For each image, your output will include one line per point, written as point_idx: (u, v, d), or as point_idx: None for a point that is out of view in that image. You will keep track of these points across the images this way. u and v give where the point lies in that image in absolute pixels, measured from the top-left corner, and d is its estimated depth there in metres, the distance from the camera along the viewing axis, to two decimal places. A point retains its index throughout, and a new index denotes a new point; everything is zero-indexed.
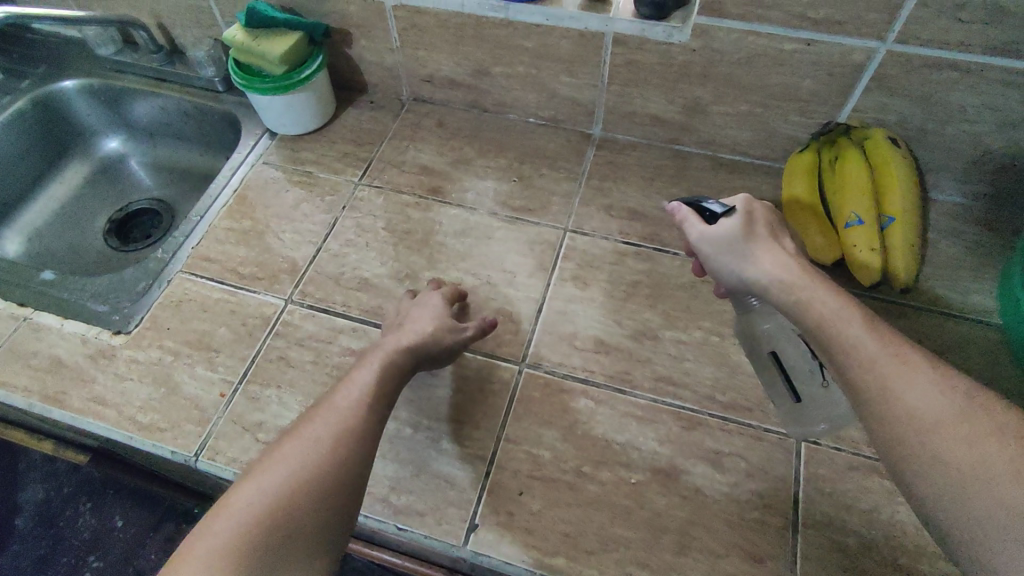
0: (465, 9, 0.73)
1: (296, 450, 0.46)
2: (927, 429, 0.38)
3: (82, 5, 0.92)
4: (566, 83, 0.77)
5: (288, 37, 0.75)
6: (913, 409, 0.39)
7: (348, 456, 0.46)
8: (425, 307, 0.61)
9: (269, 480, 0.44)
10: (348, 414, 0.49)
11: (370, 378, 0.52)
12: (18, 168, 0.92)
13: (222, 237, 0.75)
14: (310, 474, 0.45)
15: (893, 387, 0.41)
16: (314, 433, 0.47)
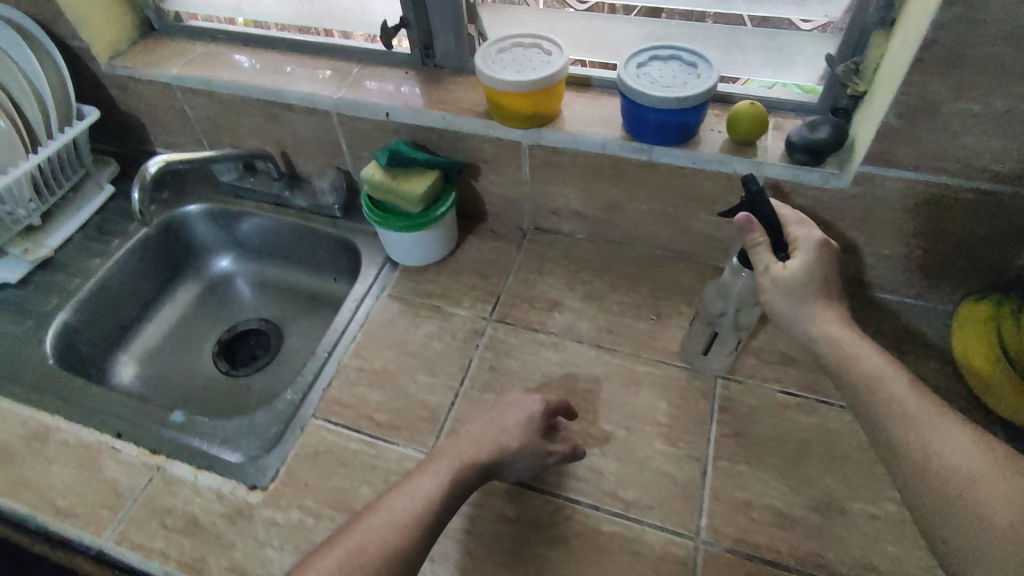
0: (606, 150, 0.72)
1: (349, 546, 0.49)
2: (967, 486, 0.44)
3: (210, 136, 0.96)
4: (704, 220, 0.75)
5: (427, 177, 0.75)
6: (952, 465, 0.45)
7: (395, 546, 0.49)
8: (517, 410, 0.61)
9: (329, 559, 0.48)
10: (404, 514, 0.51)
11: (431, 493, 0.53)
12: (137, 291, 0.93)
13: (354, 378, 0.72)
14: (397, 561, 0.49)
15: (933, 443, 0.47)
16: (372, 525, 0.51)
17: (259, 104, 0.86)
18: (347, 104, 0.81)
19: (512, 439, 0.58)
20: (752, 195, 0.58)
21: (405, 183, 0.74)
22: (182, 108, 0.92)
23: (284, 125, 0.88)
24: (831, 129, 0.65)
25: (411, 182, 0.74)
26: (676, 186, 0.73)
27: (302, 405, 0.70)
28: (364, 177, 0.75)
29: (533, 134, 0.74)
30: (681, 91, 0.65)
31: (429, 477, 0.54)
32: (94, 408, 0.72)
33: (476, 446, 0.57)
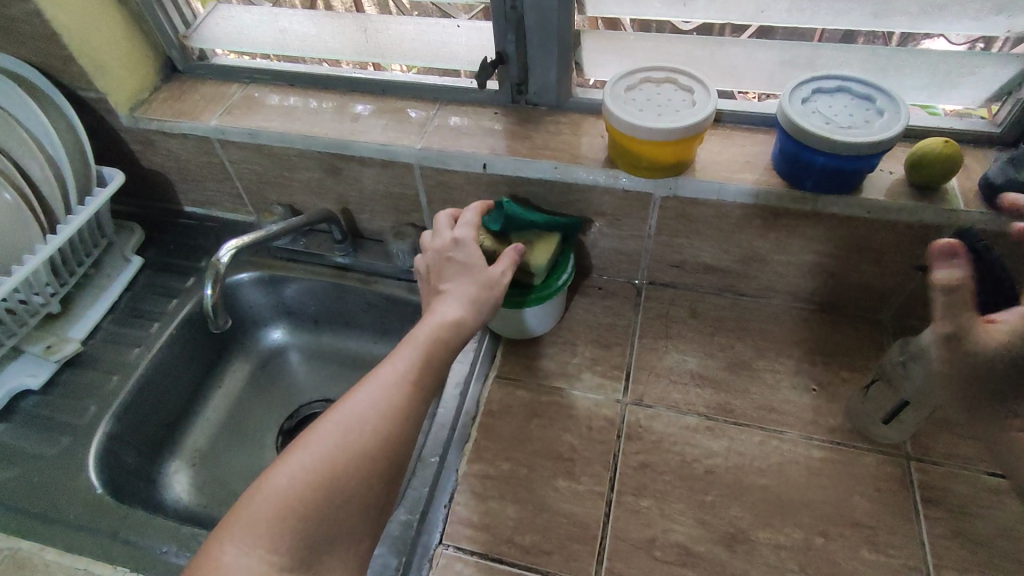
0: (760, 199, 0.62)
1: (334, 422, 0.48)
2: None
3: (254, 192, 0.83)
4: (866, 271, 0.65)
5: (546, 242, 0.65)
6: None
7: (344, 467, 0.47)
8: (454, 262, 0.59)
9: (311, 451, 0.47)
10: (438, 347, 0.54)
11: (423, 342, 0.54)
12: (182, 379, 0.79)
13: (480, 488, 0.61)
14: (357, 468, 0.47)
15: None
16: (360, 408, 0.49)
17: (320, 158, 0.74)
18: (433, 155, 0.69)
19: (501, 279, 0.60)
20: (981, 249, 0.54)
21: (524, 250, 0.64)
22: (222, 162, 0.79)
23: (350, 179, 0.76)
24: None
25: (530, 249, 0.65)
26: (835, 236, 0.63)
27: (425, 530, 0.58)
28: None
29: (668, 184, 0.63)
30: (872, 134, 0.53)
31: (450, 299, 0.57)
32: (167, 550, 0.59)
33: (456, 250, 0.59)
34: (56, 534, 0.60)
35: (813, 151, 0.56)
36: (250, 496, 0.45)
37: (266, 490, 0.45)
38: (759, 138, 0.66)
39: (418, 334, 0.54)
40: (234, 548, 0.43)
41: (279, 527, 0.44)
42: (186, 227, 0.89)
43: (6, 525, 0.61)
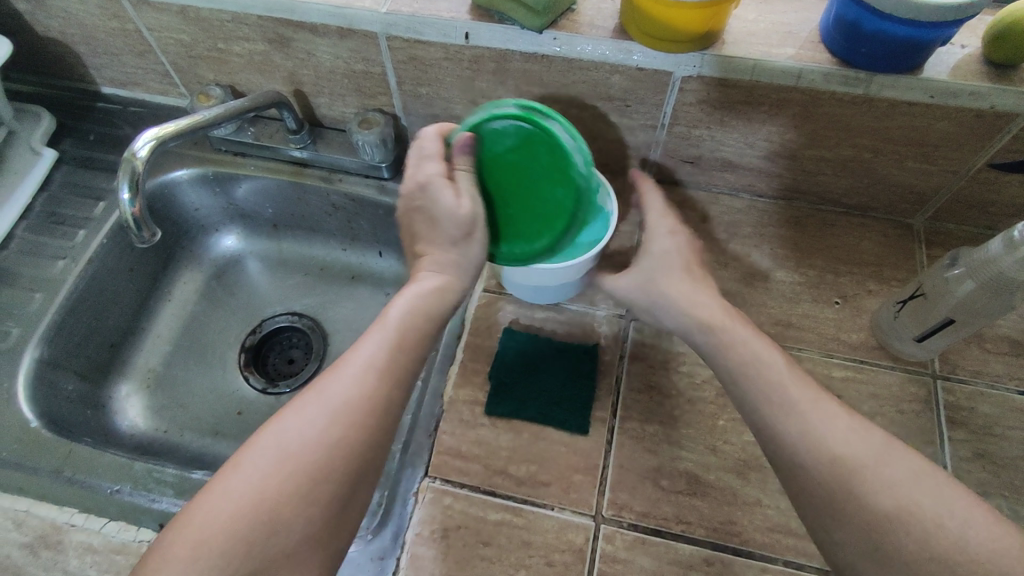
0: (802, 82, 0.51)
1: (310, 406, 0.43)
2: (856, 495, 0.39)
3: (185, 69, 0.68)
4: (909, 169, 0.57)
5: None
6: (839, 451, 0.40)
7: (347, 420, 0.42)
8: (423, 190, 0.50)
9: (283, 438, 0.41)
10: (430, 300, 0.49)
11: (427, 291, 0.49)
12: (122, 295, 0.70)
13: (470, 416, 0.54)
14: (337, 463, 0.41)
15: (787, 391, 0.43)
16: (345, 386, 0.43)
17: (262, 25, 0.60)
18: (404, 21, 0.55)
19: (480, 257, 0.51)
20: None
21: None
22: (138, 30, 0.64)
23: (300, 54, 0.62)
24: None
25: None
26: (881, 128, 0.54)
27: (408, 463, 0.53)
28: None
29: (693, 61, 0.52)
30: None
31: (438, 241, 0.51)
32: (120, 489, 0.53)
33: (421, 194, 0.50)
34: None
35: (878, 16, 0.45)
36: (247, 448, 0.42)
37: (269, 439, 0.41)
38: (805, 4, 0.54)
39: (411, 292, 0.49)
40: (178, 554, 0.38)
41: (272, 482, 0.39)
42: (106, 113, 0.74)
43: None
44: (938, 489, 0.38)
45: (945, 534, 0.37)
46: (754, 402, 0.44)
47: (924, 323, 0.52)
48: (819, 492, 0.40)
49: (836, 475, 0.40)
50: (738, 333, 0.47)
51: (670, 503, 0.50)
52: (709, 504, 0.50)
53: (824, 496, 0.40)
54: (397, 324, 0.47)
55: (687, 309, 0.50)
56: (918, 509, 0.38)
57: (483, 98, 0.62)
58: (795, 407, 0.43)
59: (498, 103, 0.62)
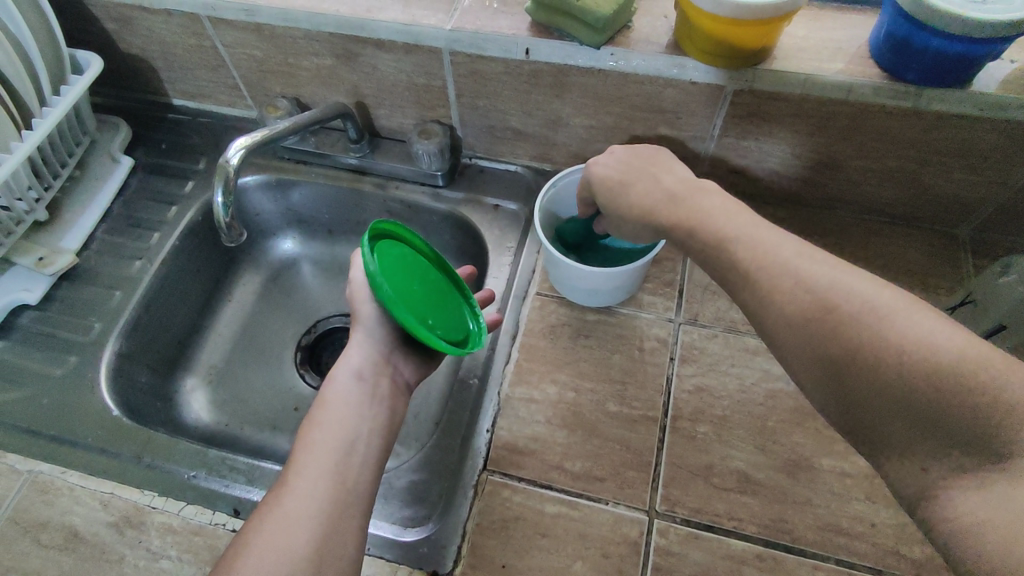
0: (852, 94, 0.53)
1: (300, 483, 0.45)
2: (872, 324, 0.36)
3: (255, 82, 0.72)
4: (955, 179, 0.58)
5: None
6: (830, 285, 0.39)
7: (336, 479, 0.46)
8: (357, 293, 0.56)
9: (281, 517, 0.43)
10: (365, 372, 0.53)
11: (360, 366, 0.53)
12: (189, 294, 0.74)
13: (526, 413, 0.57)
14: (335, 518, 0.44)
15: (780, 258, 0.42)
16: (325, 453, 0.47)
17: (332, 42, 0.64)
18: (468, 38, 0.59)
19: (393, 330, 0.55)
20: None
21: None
22: (215, 46, 0.68)
23: (366, 68, 0.66)
24: None
25: None
26: (928, 139, 0.55)
27: (469, 456, 0.55)
28: None
29: (746, 76, 0.55)
30: (1011, 11, 0.44)
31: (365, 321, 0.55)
32: (195, 474, 0.56)
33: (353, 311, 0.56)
34: (72, 457, 0.57)
35: (928, 32, 0.47)
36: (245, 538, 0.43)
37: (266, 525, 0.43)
38: (855, 20, 0.56)
39: (344, 371, 0.53)
40: None
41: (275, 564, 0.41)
42: (177, 124, 0.79)
43: (19, 449, 0.57)
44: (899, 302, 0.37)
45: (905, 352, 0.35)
46: (731, 267, 0.44)
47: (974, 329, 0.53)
48: (778, 306, 0.40)
49: (832, 312, 0.38)
50: (710, 205, 0.47)
51: (722, 501, 0.52)
52: (760, 502, 0.52)
53: (814, 344, 0.38)
54: (351, 398, 0.51)
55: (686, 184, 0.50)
56: (951, 357, 0.34)
57: (538, 110, 0.64)
58: (787, 264, 0.41)
59: (553, 115, 0.65)
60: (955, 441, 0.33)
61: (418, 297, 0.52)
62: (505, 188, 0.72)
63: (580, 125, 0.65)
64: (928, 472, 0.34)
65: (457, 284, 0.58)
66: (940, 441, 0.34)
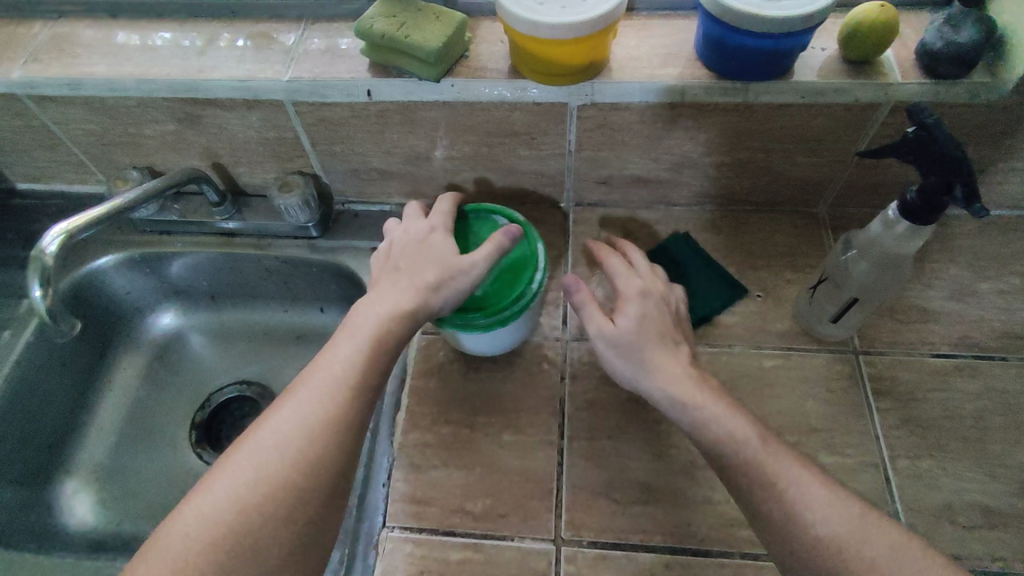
0: (687, 96, 0.55)
1: (243, 458, 0.43)
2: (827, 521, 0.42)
3: (99, 155, 0.68)
4: (801, 163, 0.61)
5: (444, 22, 0.54)
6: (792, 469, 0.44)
7: (279, 474, 0.43)
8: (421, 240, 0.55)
9: (213, 495, 0.42)
10: (371, 351, 0.49)
11: (345, 361, 0.48)
12: (58, 390, 0.68)
13: (421, 459, 0.55)
14: (275, 509, 0.42)
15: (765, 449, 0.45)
16: (274, 434, 0.44)
17: (169, 106, 0.61)
18: (307, 87, 0.57)
19: (432, 283, 0.51)
20: (928, 130, 0.40)
21: (416, 32, 0.53)
22: (45, 125, 0.64)
23: (212, 129, 0.63)
24: (982, 26, 0.48)
25: (424, 29, 0.54)
26: (765, 129, 0.57)
27: (363, 517, 0.53)
28: (358, 26, 0.54)
29: (584, 90, 0.55)
30: (802, 6, 0.46)
31: (398, 274, 0.53)
32: None
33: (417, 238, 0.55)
34: None
35: (734, 31, 0.49)
36: (181, 509, 0.42)
37: (199, 501, 0.42)
38: (680, 25, 0.58)
39: (341, 351, 0.48)
40: None
41: (198, 546, 0.40)
42: (25, 209, 0.74)
43: None
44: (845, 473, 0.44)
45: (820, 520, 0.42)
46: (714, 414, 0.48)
47: (834, 304, 0.56)
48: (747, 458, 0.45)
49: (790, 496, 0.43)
50: None
51: (625, 515, 0.51)
52: (663, 509, 0.51)
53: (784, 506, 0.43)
54: (324, 380, 0.47)
55: (657, 385, 0.48)
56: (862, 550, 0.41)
57: (396, 148, 0.64)
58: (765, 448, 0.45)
59: (412, 151, 0.64)
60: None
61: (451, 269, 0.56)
62: (382, 229, 0.71)
63: (442, 157, 0.64)
64: None
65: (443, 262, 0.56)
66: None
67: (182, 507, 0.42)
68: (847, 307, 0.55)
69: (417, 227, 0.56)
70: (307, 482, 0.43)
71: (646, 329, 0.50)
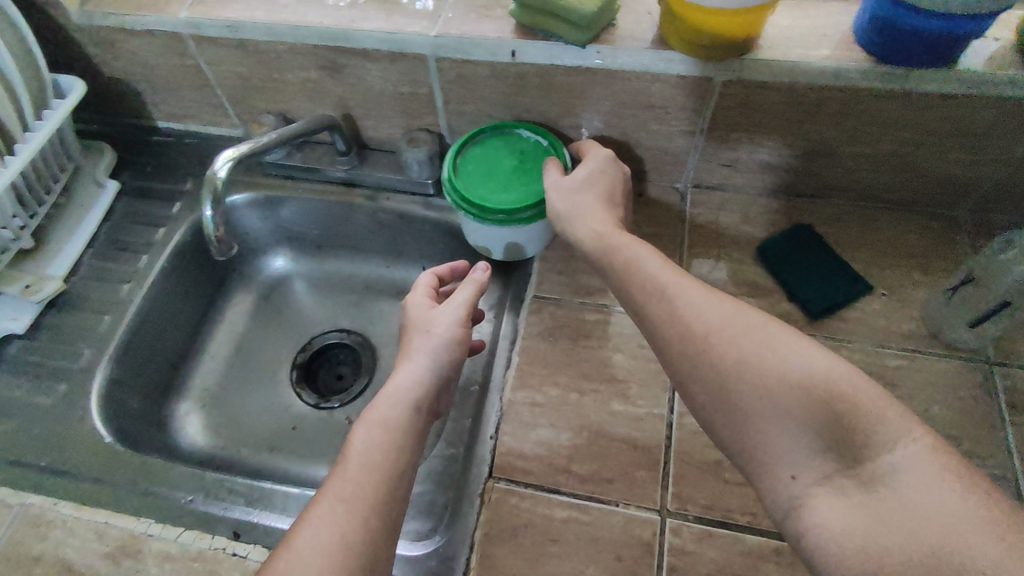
0: (840, 81, 0.53)
1: (337, 488, 0.44)
2: (763, 374, 0.39)
3: (240, 99, 0.72)
4: (948, 160, 0.58)
5: None
6: (789, 365, 0.39)
7: (372, 491, 0.45)
8: (416, 318, 0.57)
9: (318, 527, 0.42)
10: (400, 416, 0.50)
11: (412, 390, 0.51)
12: (180, 316, 0.72)
13: (530, 417, 0.55)
14: (378, 533, 0.43)
15: (743, 340, 0.41)
16: (355, 460, 0.46)
17: (316, 54, 0.63)
18: (453, 43, 0.59)
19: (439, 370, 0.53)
20: None
21: None
22: (198, 65, 0.68)
23: (351, 79, 0.65)
24: None
25: None
26: (918, 122, 0.55)
27: (471, 465, 0.54)
28: None
29: (732, 66, 0.54)
30: None
31: (418, 350, 0.54)
32: (193, 499, 0.54)
33: (410, 315, 0.58)
34: (64, 486, 0.55)
35: (908, 11, 0.47)
36: (287, 547, 0.42)
37: (306, 535, 0.42)
38: (836, 8, 0.57)
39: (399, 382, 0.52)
40: None
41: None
42: (163, 147, 0.79)
43: (12, 481, 0.56)
44: (836, 368, 0.38)
45: (783, 378, 0.39)
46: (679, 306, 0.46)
47: (979, 308, 0.54)
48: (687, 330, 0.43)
49: (738, 353, 0.41)
50: None
51: (735, 496, 0.51)
52: None
53: (727, 371, 0.41)
54: (394, 406, 0.50)
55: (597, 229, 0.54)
56: (797, 380, 0.38)
57: (526, 112, 0.64)
58: (711, 311, 0.44)
59: (541, 117, 0.64)
60: (825, 455, 0.37)
61: (479, 176, 0.61)
62: None
63: (569, 125, 0.65)
64: (814, 480, 0.37)
65: (469, 167, 0.62)
66: (826, 454, 0.37)
67: (284, 546, 0.42)
68: (990, 315, 0.54)
69: (420, 304, 0.58)
70: (388, 512, 0.44)
71: (590, 187, 0.57)
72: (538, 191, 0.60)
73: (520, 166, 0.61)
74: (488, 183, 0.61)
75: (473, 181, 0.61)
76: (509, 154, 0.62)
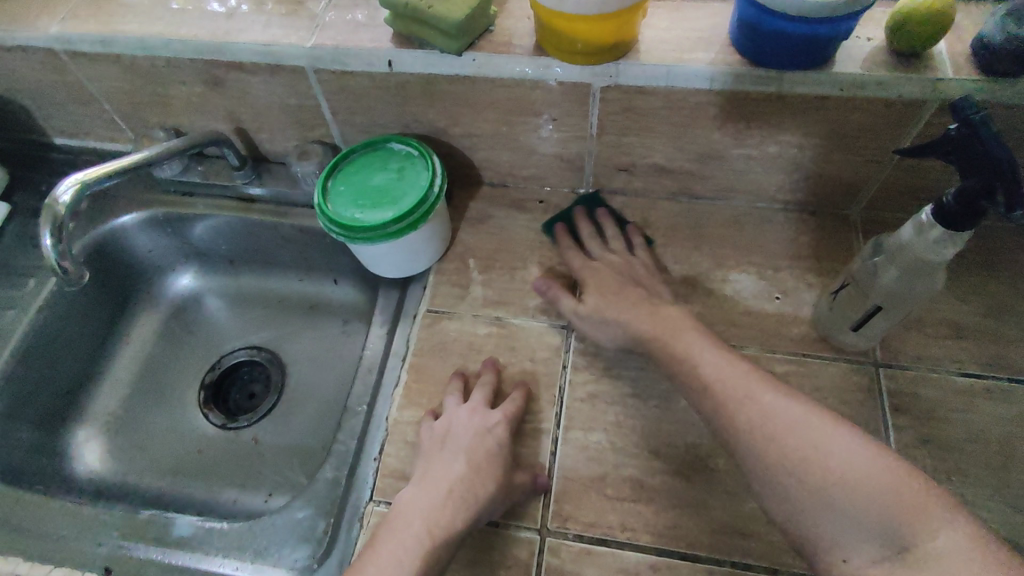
0: (715, 85, 0.53)
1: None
2: (877, 495, 0.38)
3: (130, 114, 0.70)
4: (834, 161, 0.58)
5: None
6: (843, 466, 0.39)
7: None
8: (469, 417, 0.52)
9: None
10: (448, 512, 0.47)
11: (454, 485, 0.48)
12: (77, 341, 0.70)
13: (414, 437, 0.54)
14: None
15: (814, 450, 0.40)
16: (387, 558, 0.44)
17: (196, 68, 0.61)
18: (328, 54, 0.57)
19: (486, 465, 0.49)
20: (973, 127, 0.38)
21: (440, 3, 0.52)
22: (80, 81, 0.66)
23: (237, 93, 0.63)
24: None
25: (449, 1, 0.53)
26: (799, 123, 0.54)
27: (352, 488, 0.53)
28: None
29: (609, 71, 0.53)
30: None
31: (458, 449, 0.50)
32: (67, 534, 0.53)
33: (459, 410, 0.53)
34: None
35: (769, 14, 0.47)
36: None
37: None
38: (716, 9, 0.56)
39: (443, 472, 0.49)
40: None
41: None
42: (59, 164, 0.76)
43: None
44: (914, 484, 0.38)
45: (854, 481, 0.39)
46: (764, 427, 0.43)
47: (858, 311, 0.53)
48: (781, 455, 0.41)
49: (824, 478, 0.39)
50: None
51: (615, 511, 0.50)
52: (654, 508, 0.50)
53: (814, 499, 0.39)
54: (438, 499, 0.47)
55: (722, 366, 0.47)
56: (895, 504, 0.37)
57: (416, 122, 0.63)
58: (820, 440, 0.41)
59: (432, 126, 0.63)
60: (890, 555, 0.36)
61: (348, 195, 0.58)
62: None
63: (461, 134, 0.63)
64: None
65: (339, 186, 0.59)
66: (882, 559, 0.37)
67: None
68: (869, 317, 0.52)
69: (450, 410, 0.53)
70: None
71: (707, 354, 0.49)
72: (410, 203, 0.57)
73: (393, 179, 0.59)
74: (359, 201, 0.58)
75: (343, 199, 0.58)
76: (383, 168, 0.60)
